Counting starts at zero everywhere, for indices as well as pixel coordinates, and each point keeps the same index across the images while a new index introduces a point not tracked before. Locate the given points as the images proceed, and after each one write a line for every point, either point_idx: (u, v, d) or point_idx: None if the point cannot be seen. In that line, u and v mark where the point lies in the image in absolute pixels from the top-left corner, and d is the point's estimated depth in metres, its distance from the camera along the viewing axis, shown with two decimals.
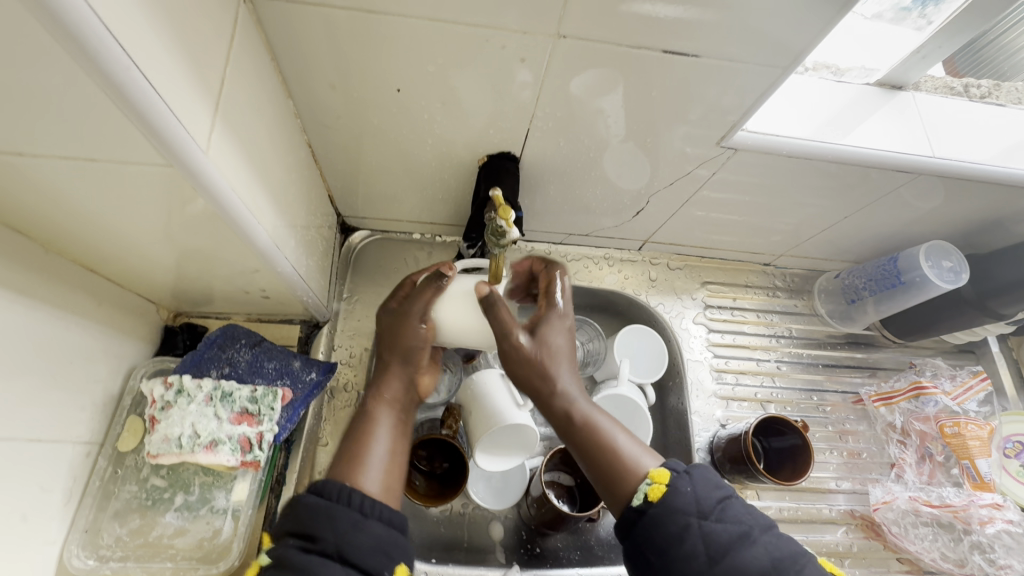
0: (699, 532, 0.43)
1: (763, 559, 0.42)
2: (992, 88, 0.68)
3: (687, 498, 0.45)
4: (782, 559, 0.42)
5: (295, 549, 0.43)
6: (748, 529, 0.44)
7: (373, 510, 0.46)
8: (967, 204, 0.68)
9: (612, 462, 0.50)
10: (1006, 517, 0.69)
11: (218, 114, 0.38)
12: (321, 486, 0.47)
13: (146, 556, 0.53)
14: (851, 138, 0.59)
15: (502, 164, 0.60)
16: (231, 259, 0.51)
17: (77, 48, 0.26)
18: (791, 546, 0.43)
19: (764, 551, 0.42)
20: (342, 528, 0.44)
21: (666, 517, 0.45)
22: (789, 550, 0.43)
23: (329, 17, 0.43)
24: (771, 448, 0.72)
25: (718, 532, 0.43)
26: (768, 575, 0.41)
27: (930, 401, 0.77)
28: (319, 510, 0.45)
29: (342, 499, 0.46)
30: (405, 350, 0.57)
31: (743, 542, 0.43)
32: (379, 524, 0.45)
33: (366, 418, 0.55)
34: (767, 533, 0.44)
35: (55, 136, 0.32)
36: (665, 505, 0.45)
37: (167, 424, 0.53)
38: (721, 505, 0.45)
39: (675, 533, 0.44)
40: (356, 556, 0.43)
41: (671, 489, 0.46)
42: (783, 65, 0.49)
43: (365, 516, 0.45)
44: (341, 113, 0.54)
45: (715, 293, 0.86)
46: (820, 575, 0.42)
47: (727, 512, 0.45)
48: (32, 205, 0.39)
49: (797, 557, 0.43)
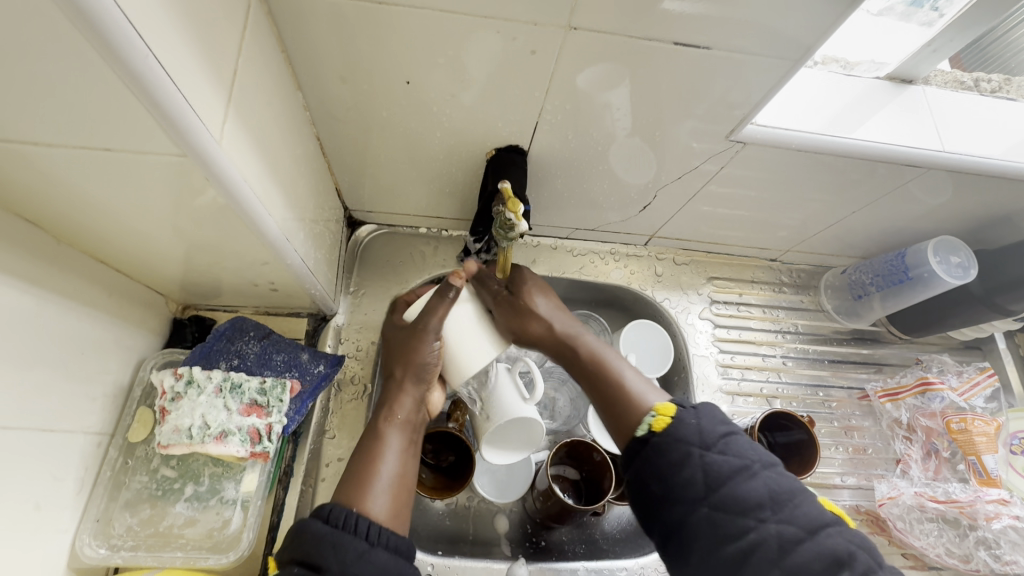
0: (699, 462, 0.47)
1: (760, 491, 0.44)
2: (1003, 83, 0.68)
3: (690, 430, 0.49)
4: (778, 493, 0.44)
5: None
6: (749, 464, 0.46)
7: (379, 539, 0.46)
8: (976, 199, 0.67)
9: (618, 398, 0.55)
10: (1012, 513, 0.69)
11: (231, 105, 0.38)
12: (328, 511, 0.47)
13: (157, 546, 0.53)
14: (860, 132, 0.59)
15: (510, 157, 0.60)
16: (241, 252, 0.51)
17: (94, 35, 0.26)
18: (792, 483, 0.46)
19: (762, 483, 0.45)
20: (346, 557, 0.44)
21: (669, 445, 0.49)
22: (787, 485, 0.45)
23: (339, 8, 0.43)
24: (777, 443, 0.71)
25: (719, 463, 0.46)
26: (764, 506, 0.44)
27: (937, 397, 0.76)
28: (324, 538, 0.45)
29: (348, 526, 0.46)
30: (421, 370, 0.57)
31: (742, 474, 0.46)
32: (385, 553, 0.46)
33: (375, 435, 0.55)
34: (768, 469, 0.46)
35: (70, 125, 0.32)
36: (669, 436, 0.49)
37: (177, 415, 0.54)
38: (724, 439, 0.48)
39: (676, 461, 0.47)
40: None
41: (675, 421, 0.50)
42: (795, 58, 0.49)
43: (371, 545, 0.46)
44: (350, 106, 0.54)
45: (722, 288, 0.86)
46: (815, 511, 0.44)
47: (730, 446, 0.48)
48: (44, 195, 0.39)
49: (795, 494, 0.45)
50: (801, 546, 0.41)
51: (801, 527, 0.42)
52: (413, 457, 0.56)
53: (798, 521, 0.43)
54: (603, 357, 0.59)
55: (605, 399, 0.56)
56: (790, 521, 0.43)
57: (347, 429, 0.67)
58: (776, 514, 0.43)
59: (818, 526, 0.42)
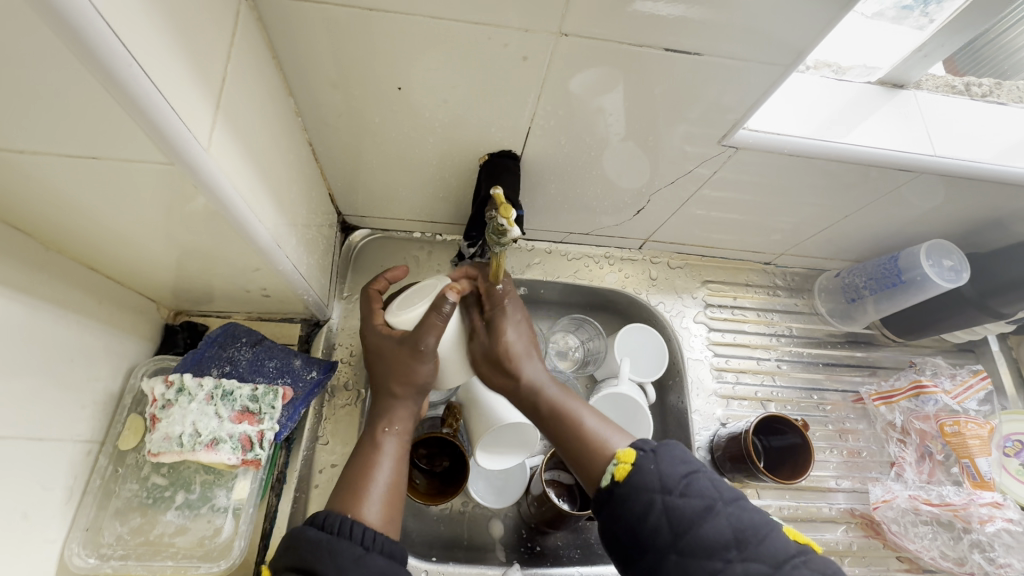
0: (662, 509, 0.46)
1: (725, 531, 0.44)
2: (993, 86, 0.68)
3: (651, 476, 0.48)
4: (743, 531, 0.44)
5: None
6: (712, 502, 0.46)
7: (375, 544, 0.46)
8: (967, 202, 0.67)
9: (582, 448, 0.54)
10: (1006, 516, 0.69)
11: (220, 112, 0.38)
12: (323, 519, 0.47)
13: (147, 555, 0.53)
14: (852, 137, 0.59)
15: (502, 162, 0.60)
16: (232, 258, 0.51)
17: (76, 44, 0.26)
18: (757, 516, 0.46)
19: (726, 522, 0.45)
20: (343, 562, 0.43)
21: (631, 497, 0.48)
22: (751, 520, 0.45)
23: (330, 14, 0.43)
24: (772, 447, 0.72)
25: (681, 507, 0.46)
26: (730, 546, 0.44)
27: (931, 400, 0.77)
28: (320, 544, 0.44)
29: (343, 533, 0.46)
30: (418, 383, 0.56)
31: (706, 514, 0.45)
32: (380, 558, 0.45)
33: (371, 444, 0.55)
34: (730, 505, 0.46)
35: (56, 133, 0.31)
36: (630, 484, 0.49)
37: (167, 423, 0.53)
38: (685, 480, 0.48)
39: (641, 511, 0.47)
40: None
41: (635, 468, 0.49)
42: (785, 63, 0.49)
43: (366, 550, 0.45)
44: (341, 111, 0.54)
45: (716, 291, 0.86)
46: (782, 544, 0.44)
47: (692, 486, 0.47)
48: (31, 203, 0.39)
49: (760, 528, 0.45)
50: None
51: (769, 564, 0.42)
52: (404, 463, 0.55)
53: (765, 556, 0.43)
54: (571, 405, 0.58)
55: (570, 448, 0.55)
56: (756, 558, 0.43)
57: (340, 435, 0.67)
58: (741, 553, 0.43)
59: (786, 560, 0.43)
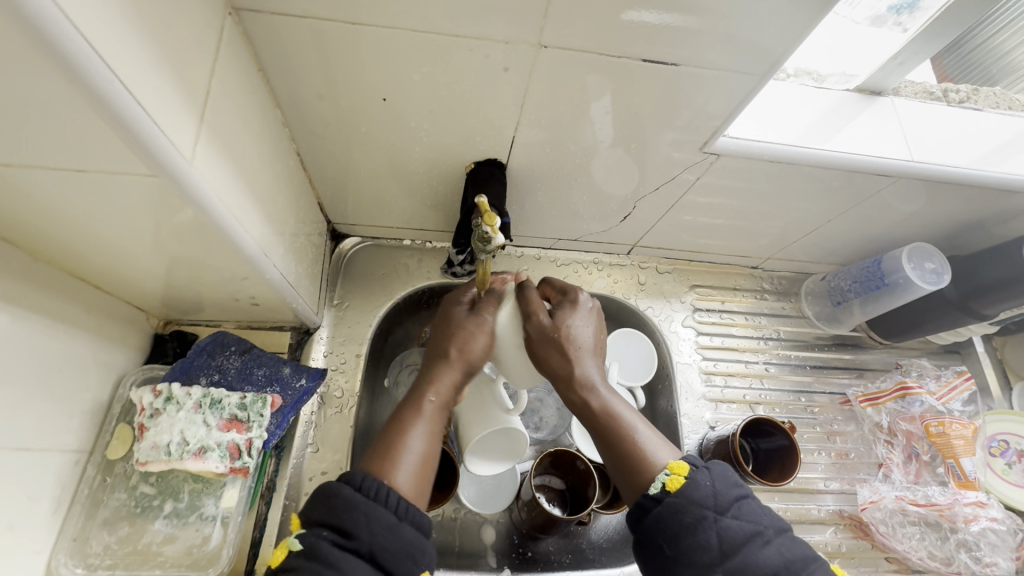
0: (714, 527, 0.46)
1: (774, 558, 0.45)
2: (971, 93, 0.69)
3: (705, 492, 0.48)
4: (793, 561, 0.45)
5: (328, 542, 0.44)
6: (762, 529, 0.47)
7: (406, 513, 0.47)
8: (947, 206, 0.69)
9: (635, 457, 0.53)
10: (990, 515, 0.71)
11: (204, 125, 0.39)
12: (360, 480, 0.48)
13: (136, 564, 0.53)
14: (833, 142, 0.60)
15: (489, 171, 0.61)
16: (220, 267, 0.51)
17: (59, 61, 0.26)
18: (804, 549, 0.46)
19: (776, 551, 0.45)
20: (375, 528, 0.45)
21: (683, 507, 0.48)
22: (800, 553, 0.46)
23: (317, 28, 0.44)
24: (760, 449, 0.72)
25: (732, 528, 0.46)
26: (779, 573, 0.44)
27: (916, 401, 0.78)
28: (357, 507, 0.46)
29: (378, 499, 0.47)
30: (464, 352, 0.57)
31: (756, 540, 0.46)
32: (411, 530, 0.46)
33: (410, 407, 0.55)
34: (779, 535, 0.47)
35: (39, 146, 0.32)
36: (682, 497, 0.48)
37: (155, 432, 0.53)
38: (737, 503, 0.48)
39: (691, 524, 0.47)
40: (386, 561, 0.44)
41: (689, 482, 0.49)
42: (761, 72, 0.50)
43: (399, 518, 0.46)
44: (329, 122, 0.55)
45: (704, 296, 0.87)
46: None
47: (743, 510, 0.48)
48: (18, 215, 0.40)
49: (806, 561, 0.46)
50: None
51: None
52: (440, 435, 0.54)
53: None
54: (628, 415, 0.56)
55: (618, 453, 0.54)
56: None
57: (331, 443, 0.67)
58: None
59: None
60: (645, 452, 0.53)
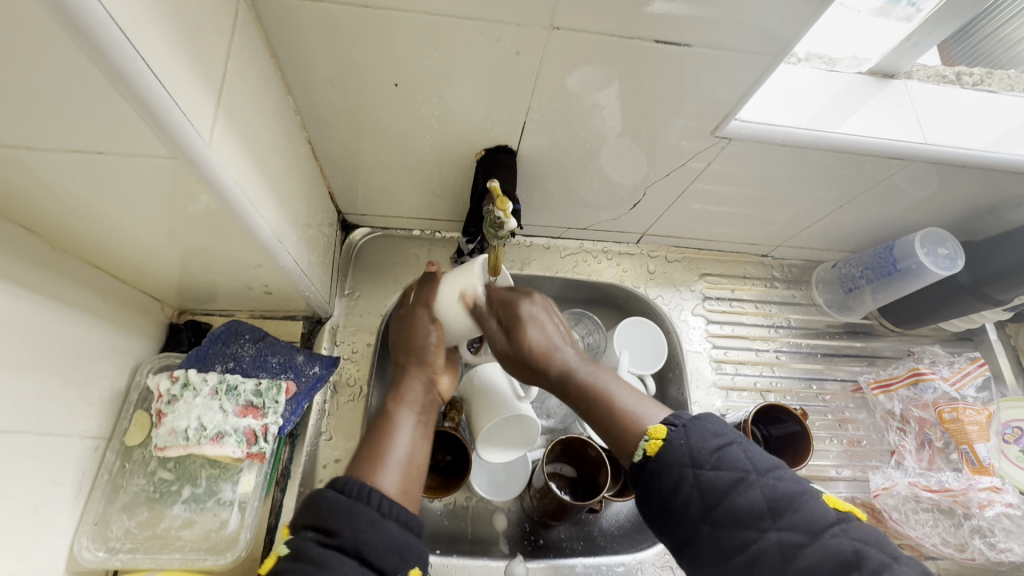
0: (694, 482, 0.46)
1: (759, 502, 0.44)
2: (984, 76, 0.69)
3: (681, 451, 0.48)
4: (777, 500, 0.44)
5: (313, 541, 0.46)
6: (745, 474, 0.46)
7: (390, 511, 0.49)
8: (961, 190, 0.68)
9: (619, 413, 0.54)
10: (1005, 500, 0.70)
11: (220, 108, 0.39)
12: (342, 483, 0.50)
13: (155, 548, 0.54)
14: (846, 126, 0.60)
15: (499, 158, 0.61)
16: (234, 254, 0.51)
17: (83, 39, 0.27)
18: (791, 486, 0.45)
19: (760, 493, 0.44)
20: (360, 526, 0.46)
21: (662, 470, 0.48)
22: (786, 490, 0.44)
23: (327, 12, 0.44)
24: (771, 436, 0.71)
25: (713, 480, 0.46)
26: (764, 516, 0.43)
27: (930, 387, 0.78)
28: (339, 506, 0.47)
29: (361, 497, 0.49)
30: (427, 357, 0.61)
31: (739, 486, 0.45)
32: (395, 526, 0.48)
33: (387, 420, 0.58)
34: (765, 476, 0.46)
35: (61, 130, 0.32)
36: (661, 460, 0.48)
37: (173, 418, 0.54)
38: (717, 453, 0.47)
39: (672, 485, 0.47)
40: (372, 556, 0.45)
41: (666, 444, 0.49)
42: (773, 54, 0.49)
43: (382, 516, 0.48)
44: (340, 109, 0.55)
45: (714, 284, 0.86)
46: (819, 512, 0.43)
47: (723, 459, 0.47)
48: (37, 201, 0.40)
49: (796, 496, 0.44)
50: (804, 551, 0.41)
51: (805, 531, 0.42)
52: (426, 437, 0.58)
53: (800, 526, 0.42)
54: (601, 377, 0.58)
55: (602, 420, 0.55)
56: (791, 527, 0.42)
57: (343, 430, 0.67)
58: (776, 523, 0.43)
59: (822, 527, 0.42)
60: (628, 408, 0.54)
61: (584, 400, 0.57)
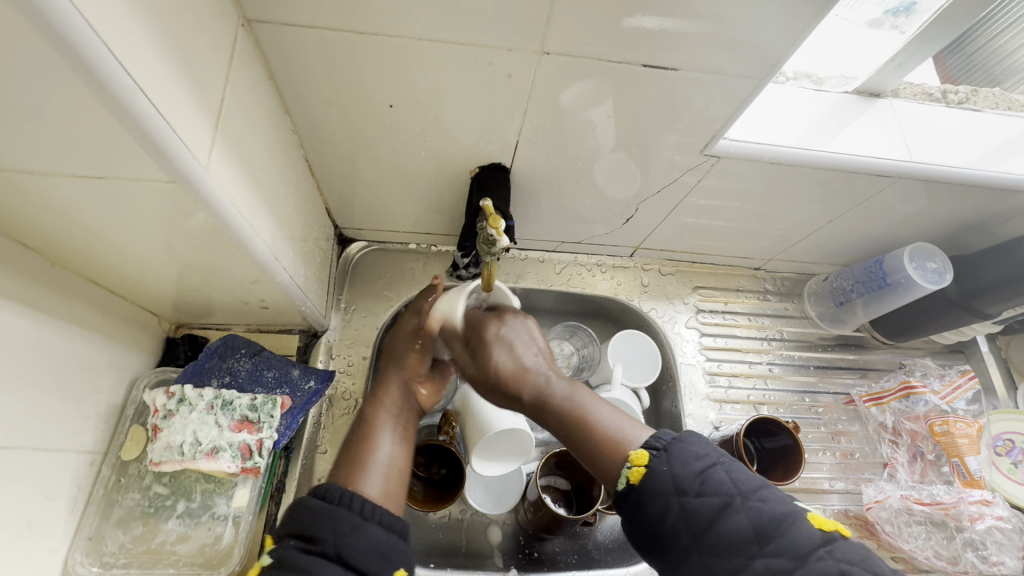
0: (680, 510, 0.47)
1: (744, 527, 0.44)
2: (970, 93, 0.70)
3: (665, 478, 0.48)
4: (763, 525, 0.44)
5: (295, 549, 0.46)
6: (729, 499, 0.46)
7: (373, 514, 0.49)
8: (948, 206, 0.69)
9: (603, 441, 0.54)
10: (996, 514, 0.70)
11: (219, 132, 0.40)
12: (324, 489, 0.50)
13: (150, 563, 0.54)
14: (833, 144, 0.61)
15: (493, 175, 0.62)
16: (230, 271, 0.52)
17: (83, 70, 0.28)
18: (777, 507, 0.45)
19: (745, 518, 0.45)
20: (341, 530, 0.47)
21: (647, 499, 0.48)
22: (772, 513, 0.45)
23: (325, 36, 0.45)
24: (764, 449, 0.72)
25: (698, 507, 0.46)
26: (751, 542, 0.44)
27: (920, 401, 0.78)
28: (321, 511, 0.48)
29: (342, 502, 0.48)
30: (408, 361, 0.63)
31: (724, 512, 0.45)
32: (378, 528, 0.48)
33: (368, 424, 0.59)
34: (750, 498, 0.46)
35: (63, 155, 0.33)
36: (645, 488, 0.49)
37: (169, 433, 0.55)
38: (700, 477, 0.47)
39: (658, 514, 0.47)
40: (353, 558, 0.45)
41: (648, 471, 0.49)
42: (759, 75, 0.51)
43: (364, 519, 0.48)
44: (336, 129, 0.56)
45: (707, 297, 0.87)
46: (806, 534, 0.43)
47: (708, 483, 0.47)
48: (37, 221, 0.41)
49: (782, 519, 0.44)
50: None
51: (792, 556, 0.42)
52: (405, 440, 0.59)
53: (787, 552, 0.43)
54: (578, 399, 0.59)
55: (586, 447, 0.55)
56: (778, 553, 0.43)
57: (338, 444, 0.68)
58: (763, 549, 0.43)
59: (809, 551, 0.42)
60: (612, 434, 0.54)
61: (561, 425, 0.58)
